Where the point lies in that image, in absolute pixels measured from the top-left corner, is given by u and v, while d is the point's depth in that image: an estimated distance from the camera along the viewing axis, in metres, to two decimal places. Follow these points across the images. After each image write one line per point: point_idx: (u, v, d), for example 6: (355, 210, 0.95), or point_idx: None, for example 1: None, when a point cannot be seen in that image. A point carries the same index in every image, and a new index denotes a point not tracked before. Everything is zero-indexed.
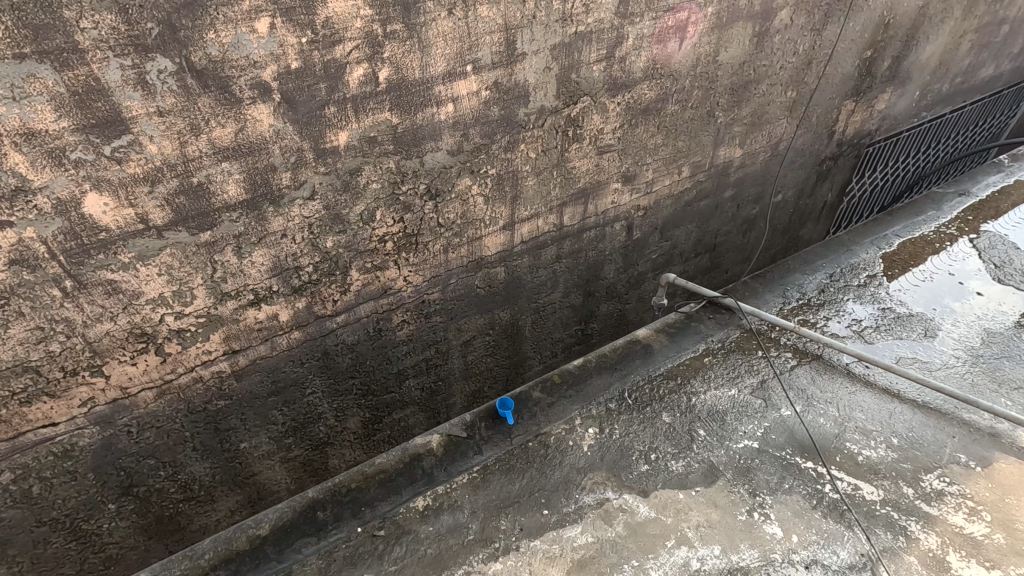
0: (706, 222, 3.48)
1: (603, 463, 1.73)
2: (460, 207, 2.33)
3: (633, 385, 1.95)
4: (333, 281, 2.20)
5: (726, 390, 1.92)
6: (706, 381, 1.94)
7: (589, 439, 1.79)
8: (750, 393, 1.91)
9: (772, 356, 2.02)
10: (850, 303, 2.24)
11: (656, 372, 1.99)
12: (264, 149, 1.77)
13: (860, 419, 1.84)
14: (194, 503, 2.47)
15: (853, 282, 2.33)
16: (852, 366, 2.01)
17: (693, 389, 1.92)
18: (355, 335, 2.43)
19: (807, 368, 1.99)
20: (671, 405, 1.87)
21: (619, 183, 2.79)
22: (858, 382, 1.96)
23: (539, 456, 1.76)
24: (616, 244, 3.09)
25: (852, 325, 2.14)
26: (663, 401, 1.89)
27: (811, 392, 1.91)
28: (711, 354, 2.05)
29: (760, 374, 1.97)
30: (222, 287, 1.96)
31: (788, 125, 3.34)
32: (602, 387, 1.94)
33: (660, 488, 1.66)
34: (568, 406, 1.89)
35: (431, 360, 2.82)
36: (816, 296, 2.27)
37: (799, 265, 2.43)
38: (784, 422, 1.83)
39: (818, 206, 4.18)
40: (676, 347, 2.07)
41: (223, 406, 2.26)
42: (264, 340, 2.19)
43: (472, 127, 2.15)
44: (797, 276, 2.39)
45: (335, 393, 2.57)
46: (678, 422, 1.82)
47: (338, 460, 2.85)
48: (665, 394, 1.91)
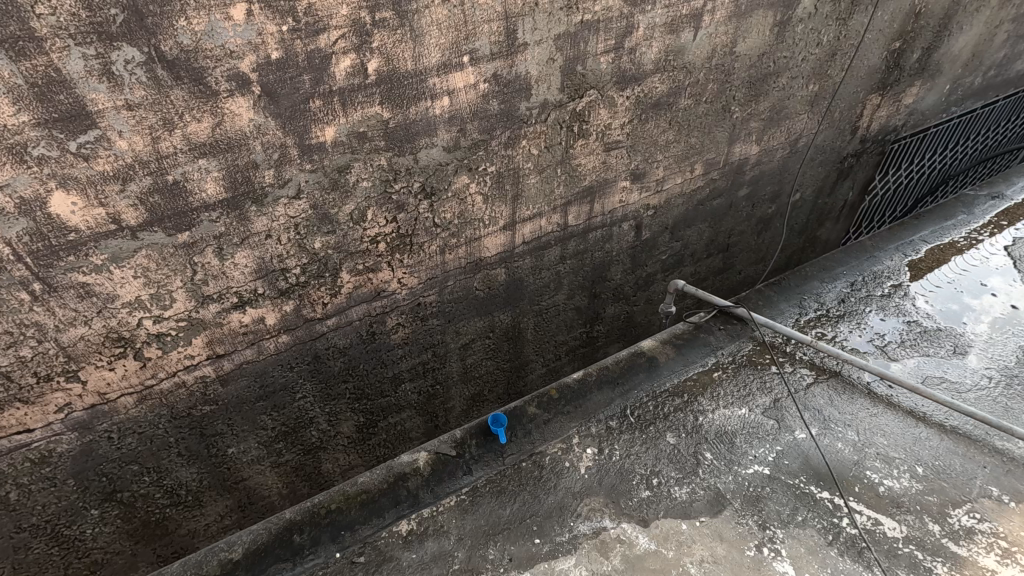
0: (719, 221, 3.32)
1: (600, 488, 1.62)
2: (457, 207, 2.21)
3: (635, 402, 1.84)
4: (323, 284, 2.09)
5: (734, 409, 1.80)
6: (714, 399, 1.83)
7: (586, 461, 1.69)
8: (762, 413, 1.79)
9: (787, 373, 1.90)
10: (872, 315, 2.10)
11: (659, 388, 1.89)
12: (244, 145, 1.66)
13: (882, 445, 1.71)
14: (182, 507, 2.40)
15: (876, 291, 2.19)
16: (875, 385, 1.88)
17: (700, 407, 1.81)
18: (347, 339, 2.33)
19: (825, 386, 1.86)
20: (676, 424, 1.76)
21: (628, 181, 2.64)
22: (881, 403, 1.83)
23: (533, 477, 1.66)
24: (624, 244, 2.95)
25: (875, 339, 2.01)
26: (668, 421, 1.78)
27: (827, 413, 1.79)
28: (721, 369, 1.93)
29: (773, 392, 1.85)
30: (203, 289, 1.86)
31: (809, 120, 3.16)
32: (601, 403, 1.84)
33: (661, 518, 1.54)
34: (564, 424, 1.79)
35: (428, 364, 2.71)
36: (836, 306, 2.13)
37: (818, 273, 2.29)
38: (796, 446, 1.71)
39: (838, 205, 4.00)
40: (683, 360, 1.96)
41: (209, 411, 2.18)
42: (250, 344, 2.10)
43: (470, 122, 2.02)
44: (815, 283, 2.25)
45: (327, 398, 2.47)
46: (682, 443, 1.71)
47: (332, 464, 2.77)
48: (671, 413, 1.80)
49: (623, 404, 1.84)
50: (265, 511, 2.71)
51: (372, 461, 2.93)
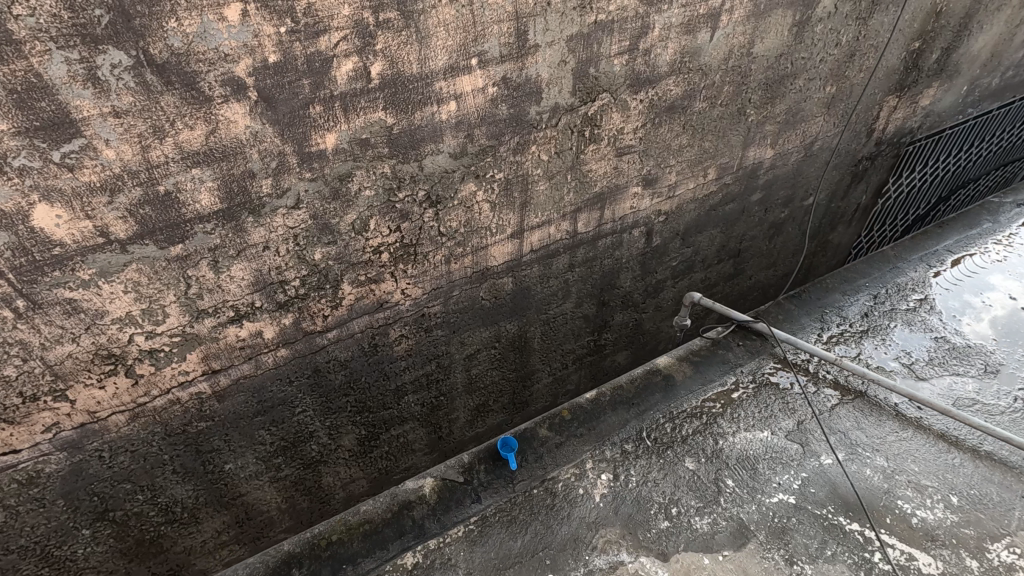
0: (731, 226, 3.23)
1: (616, 519, 1.79)
2: (464, 215, 2.12)
3: (651, 423, 2.06)
4: (323, 296, 2.01)
5: (756, 435, 2.00)
6: (735, 422, 2.04)
7: (600, 487, 1.88)
8: (786, 437, 1.99)
9: (812, 396, 2.11)
10: (896, 331, 2.32)
11: (679, 411, 2.11)
12: (240, 153, 1.57)
13: (912, 472, 1.88)
14: (177, 525, 2.32)
15: (900, 305, 2.44)
16: (903, 407, 2.07)
17: (721, 430, 2.02)
18: (349, 351, 2.24)
19: (850, 409, 2.07)
20: (696, 451, 1.95)
21: (639, 186, 2.55)
22: (910, 426, 2.01)
23: (544, 506, 1.85)
24: (634, 251, 2.86)
25: (902, 358, 2.21)
26: (686, 444, 1.98)
27: (846, 438, 1.98)
28: (740, 389, 2.16)
29: (796, 416, 2.05)
30: (198, 304, 1.77)
31: (825, 122, 3.06)
32: (615, 425, 2.07)
33: (681, 551, 1.70)
34: (578, 446, 2.02)
35: (432, 375, 2.62)
36: (861, 322, 2.37)
37: (822, 303, 2.49)
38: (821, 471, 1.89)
39: (851, 209, 3.91)
40: (700, 379, 2.21)
41: (204, 428, 2.09)
42: (248, 359, 2.01)
43: (477, 127, 1.93)
44: (841, 299, 2.49)
45: (328, 411, 2.39)
46: (702, 469, 1.90)
47: (333, 477, 2.69)
48: (690, 436, 2.01)
49: (638, 426, 2.06)
50: (264, 525, 2.64)
51: (374, 473, 2.85)
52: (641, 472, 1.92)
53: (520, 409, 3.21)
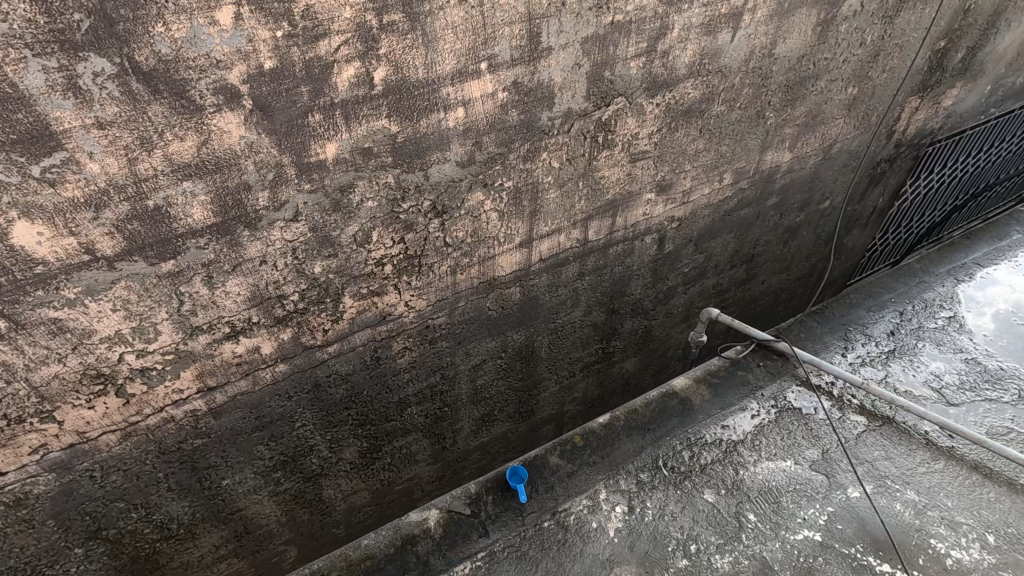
0: (745, 232, 3.13)
1: (632, 554, 1.86)
2: (471, 225, 2.02)
3: (668, 452, 2.15)
4: (324, 309, 1.92)
5: (776, 465, 2.09)
6: (757, 453, 2.13)
7: (616, 520, 1.96)
8: (812, 467, 2.08)
9: (840, 424, 2.21)
10: (927, 352, 2.45)
11: (697, 438, 2.20)
12: (235, 164, 1.47)
13: (947, 507, 1.96)
14: (173, 541, 2.25)
15: (929, 324, 2.59)
16: (932, 435, 2.18)
17: (743, 460, 2.11)
18: (350, 365, 2.16)
19: (877, 437, 2.17)
20: (716, 483, 2.04)
21: (653, 193, 2.45)
22: (940, 455, 2.11)
23: (557, 541, 1.92)
24: (646, 259, 2.77)
25: (932, 382, 2.33)
26: (707, 476, 2.07)
27: (867, 468, 2.07)
28: (764, 416, 2.26)
29: (822, 446, 2.14)
30: (192, 320, 1.69)
31: (845, 124, 2.95)
32: (633, 451, 2.18)
33: None
34: (591, 476, 2.10)
35: (436, 387, 2.54)
36: (889, 341, 2.51)
37: (833, 332, 2.59)
38: (846, 504, 1.97)
39: (867, 212, 3.79)
40: (720, 403, 2.31)
41: (200, 445, 2.01)
42: (245, 375, 1.93)
43: (486, 134, 1.83)
44: (871, 317, 2.63)
45: (329, 425, 2.31)
46: (723, 502, 1.98)
47: (334, 490, 2.61)
48: (712, 467, 2.09)
49: (654, 454, 2.15)
50: (263, 538, 2.57)
51: (376, 484, 2.77)
52: (662, 502, 2.00)
53: (526, 418, 3.14)
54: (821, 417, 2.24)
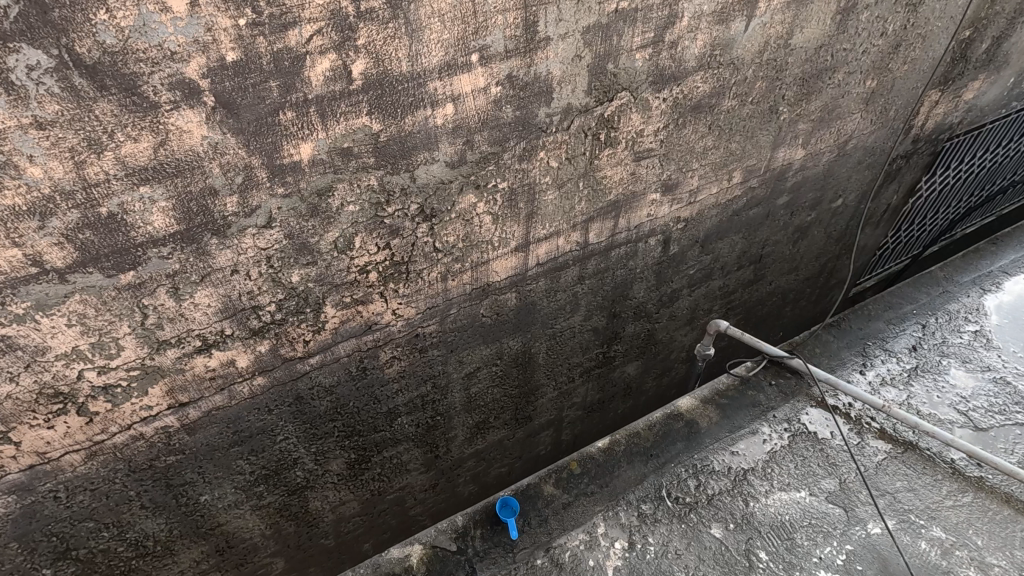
0: (753, 232, 2.99)
1: None
2: (462, 229, 1.88)
3: (670, 481, 2.06)
4: (304, 320, 1.79)
5: (791, 496, 1.99)
6: (769, 482, 2.03)
7: (614, 556, 1.87)
8: (828, 500, 1.98)
9: (859, 452, 2.12)
10: (953, 371, 2.38)
11: (703, 466, 2.10)
12: (198, 167, 1.33)
13: (976, 546, 1.86)
14: (150, 558, 2.14)
15: (955, 339, 2.51)
16: (959, 462, 2.08)
17: (754, 491, 2.01)
18: (333, 376, 2.04)
19: (897, 465, 2.08)
20: (722, 517, 1.93)
21: (658, 193, 2.31)
22: (967, 484, 2.02)
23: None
24: (649, 261, 2.63)
25: (959, 405, 2.26)
26: (715, 508, 1.97)
27: (888, 501, 1.98)
28: (776, 441, 2.15)
29: (839, 476, 2.05)
30: (157, 334, 1.56)
31: (862, 119, 2.79)
32: (634, 480, 2.08)
33: None
34: (588, 508, 2.01)
35: (428, 396, 2.42)
36: (911, 358, 2.43)
37: (849, 347, 2.50)
38: (867, 541, 1.87)
39: (880, 210, 3.64)
40: (728, 424, 2.21)
41: (174, 462, 1.90)
42: (220, 390, 1.80)
43: (478, 132, 1.69)
44: (891, 331, 2.56)
45: (313, 437, 2.19)
46: (731, 538, 1.88)
47: (320, 501, 2.51)
48: (718, 499, 1.99)
49: (657, 482, 2.06)
50: (247, 552, 2.47)
51: (366, 494, 2.67)
52: (669, 539, 1.89)
53: (523, 424, 3.02)
54: (838, 443, 2.15)
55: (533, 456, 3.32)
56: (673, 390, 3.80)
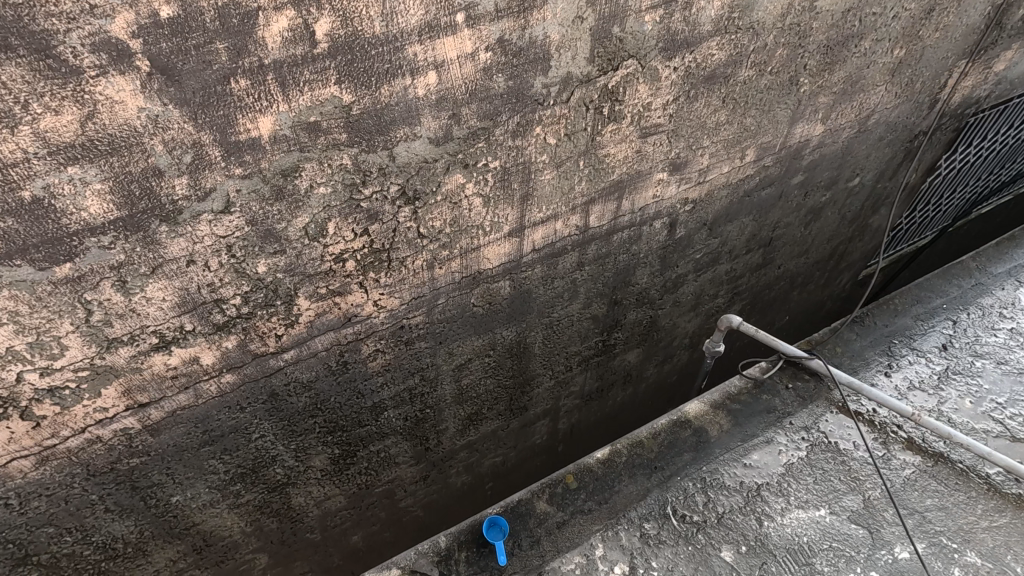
0: (765, 214, 2.81)
1: None
2: (449, 212, 1.71)
3: (675, 495, 1.91)
4: (274, 313, 1.63)
5: (809, 514, 1.86)
6: (787, 499, 1.89)
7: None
8: (851, 519, 1.85)
9: (884, 465, 1.98)
10: (984, 374, 2.24)
11: (714, 479, 1.95)
12: (136, 143, 1.15)
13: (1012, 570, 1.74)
14: (121, 560, 2.02)
15: (987, 338, 2.36)
16: (991, 475, 1.95)
17: (769, 510, 1.87)
18: (311, 371, 1.88)
19: (924, 478, 1.95)
20: (735, 539, 1.79)
21: (665, 172, 2.12)
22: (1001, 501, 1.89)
23: None
24: (654, 245, 2.46)
25: (991, 411, 2.13)
26: (727, 530, 1.82)
27: (917, 521, 1.84)
28: (793, 454, 2.01)
29: (862, 492, 1.91)
30: (106, 332, 1.39)
31: (886, 92, 2.58)
32: (637, 493, 1.93)
33: None
34: (586, 527, 1.85)
35: (416, 389, 2.27)
36: (941, 359, 2.29)
37: (872, 347, 2.36)
38: (893, 567, 1.74)
39: (897, 189, 3.44)
40: (740, 433, 2.07)
41: (139, 464, 1.76)
42: (184, 389, 1.65)
43: (466, 104, 1.50)
44: (919, 329, 2.40)
45: (292, 434, 2.06)
46: (744, 564, 1.75)
47: (304, 497, 2.39)
48: (730, 518, 1.85)
49: (661, 498, 1.90)
50: (228, 549, 2.36)
51: (353, 488, 2.55)
52: (674, 565, 1.75)
53: (518, 415, 2.89)
54: (860, 455, 2.00)
55: (528, 446, 3.21)
56: (675, 377, 3.66)
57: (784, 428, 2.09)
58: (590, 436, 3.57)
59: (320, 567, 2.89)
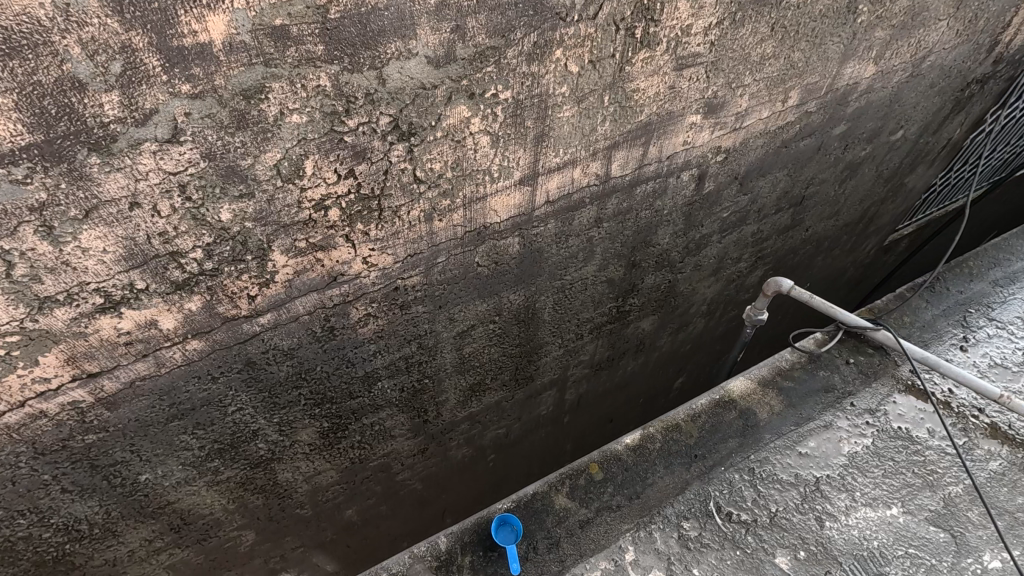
0: (800, 169, 2.53)
1: None
2: (452, 153, 1.44)
3: (716, 489, 1.73)
4: (245, 270, 1.38)
5: (879, 514, 1.69)
6: (853, 498, 1.72)
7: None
8: (929, 522, 1.67)
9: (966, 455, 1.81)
10: None
11: (765, 473, 1.77)
12: (44, 42, 0.89)
13: None
14: (88, 541, 1.84)
15: None
16: None
17: (834, 509, 1.69)
18: (292, 338, 1.65)
19: (1009, 470, 1.78)
20: (793, 542, 1.62)
21: (700, 114, 1.84)
22: None
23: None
24: (679, 201, 2.20)
25: None
26: (787, 532, 1.64)
27: (1007, 523, 1.67)
28: (858, 445, 1.83)
29: (940, 489, 1.74)
30: (36, 290, 1.15)
31: (947, 29, 2.28)
32: (672, 485, 1.74)
33: None
34: (613, 526, 1.66)
35: (413, 358, 2.05)
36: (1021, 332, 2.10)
37: (945, 317, 2.16)
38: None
39: (939, 146, 3.16)
40: (790, 420, 1.88)
41: (96, 441, 1.54)
42: (142, 357, 1.42)
43: (472, 15, 1.22)
44: (996, 299, 2.21)
45: (274, 407, 1.84)
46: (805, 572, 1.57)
47: (291, 472, 2.20)
48: (788, 520, 1.67)
49: (702, 493, 1.72)
50: (210, 527, 2.18)
51: (345, 463, 2.36)
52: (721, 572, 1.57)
53: (523, 385, 2.68)
54: (937, 444, 1.83)
55: (533, 417, 3.02)
56: (688, 345, 3.45)
57: (844, 411, 1.91)
58: (597, 406, 3.39)
59: (312, 542, 2.73)
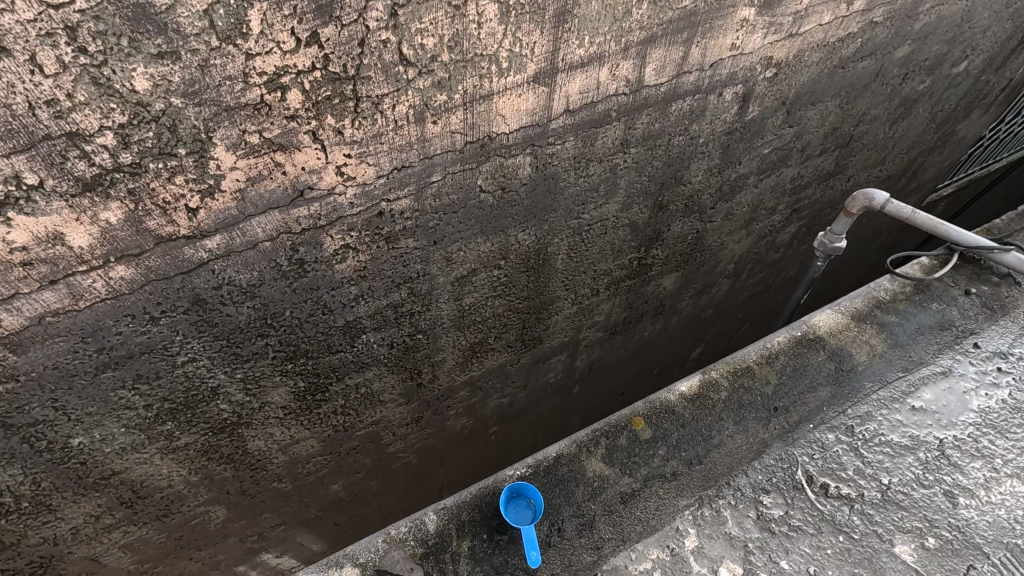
0: (853, 100, 2.19)
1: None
2: (448, 24, 1.11)
3: (805, 456, 1.43)
4: (178, 171, 1.06)
5: None
6: (992, 468, 1.41)
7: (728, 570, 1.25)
8: None
9: None
10: None
11: (878, 435, 1.46)
12: None
13: None
14: (17, 516, 1.56)
15: None
16: None
17: (969, 482, 1.39)
18: (252, 272, 1.34)
19: None
20: (918, 520, 1.33)
21: (754, 8, 1.50)
22: None
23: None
24: (718, 127, 1.86)
25: None
26: (912, 510, 1.34)
27: None
28: (988, 401, 1.52)
29: None
30: None
31: None
32: (745, 448, 1.48)
33: None
34: (666, 501, 1.40)
35: (403, 307, 1.74)
36: None
37: None
38: None
39: (1000, 87, 2.81)
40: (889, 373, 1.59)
41: (6, 393, 1.24)
42: (50, 285, 1.11)
43: None
44: None
45: (236, 360, 1.54)
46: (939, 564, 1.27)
47: (264, 440, 1.91)
48: (909, 494, 1.37)
49: (786, 458, 1.43)
50: (170, 501, 1.90)
51: (327, 431, 2.07)
52: (819, 563, 1.26)
53: (531, 347, 2.38)
54: None
55: (540, 385, 2.72)
56: (710, 310, 3.15)
57: (966, 352, 1.65)
58: (609, 376, 3.09)
59: (294, 519, 2.46)
